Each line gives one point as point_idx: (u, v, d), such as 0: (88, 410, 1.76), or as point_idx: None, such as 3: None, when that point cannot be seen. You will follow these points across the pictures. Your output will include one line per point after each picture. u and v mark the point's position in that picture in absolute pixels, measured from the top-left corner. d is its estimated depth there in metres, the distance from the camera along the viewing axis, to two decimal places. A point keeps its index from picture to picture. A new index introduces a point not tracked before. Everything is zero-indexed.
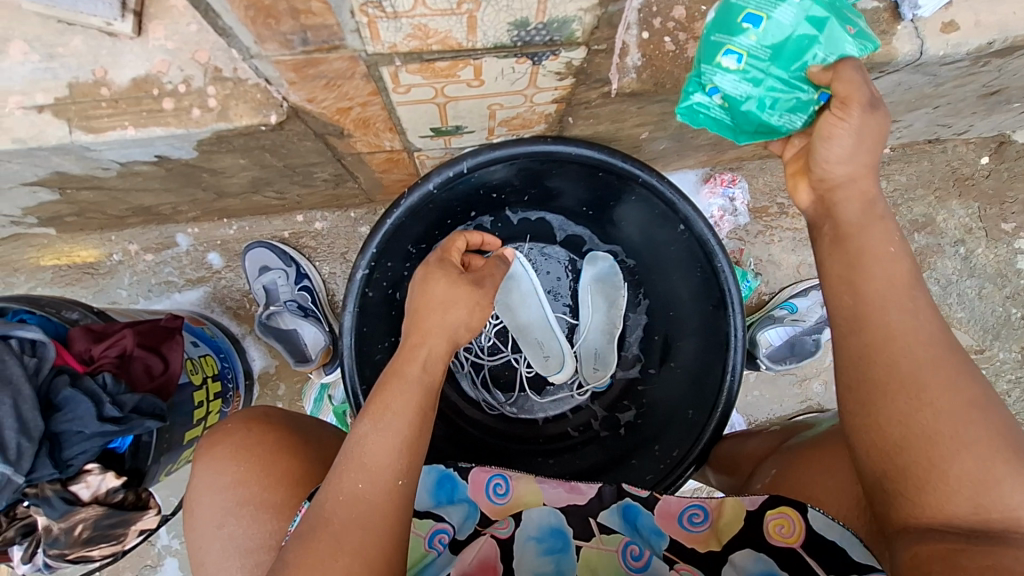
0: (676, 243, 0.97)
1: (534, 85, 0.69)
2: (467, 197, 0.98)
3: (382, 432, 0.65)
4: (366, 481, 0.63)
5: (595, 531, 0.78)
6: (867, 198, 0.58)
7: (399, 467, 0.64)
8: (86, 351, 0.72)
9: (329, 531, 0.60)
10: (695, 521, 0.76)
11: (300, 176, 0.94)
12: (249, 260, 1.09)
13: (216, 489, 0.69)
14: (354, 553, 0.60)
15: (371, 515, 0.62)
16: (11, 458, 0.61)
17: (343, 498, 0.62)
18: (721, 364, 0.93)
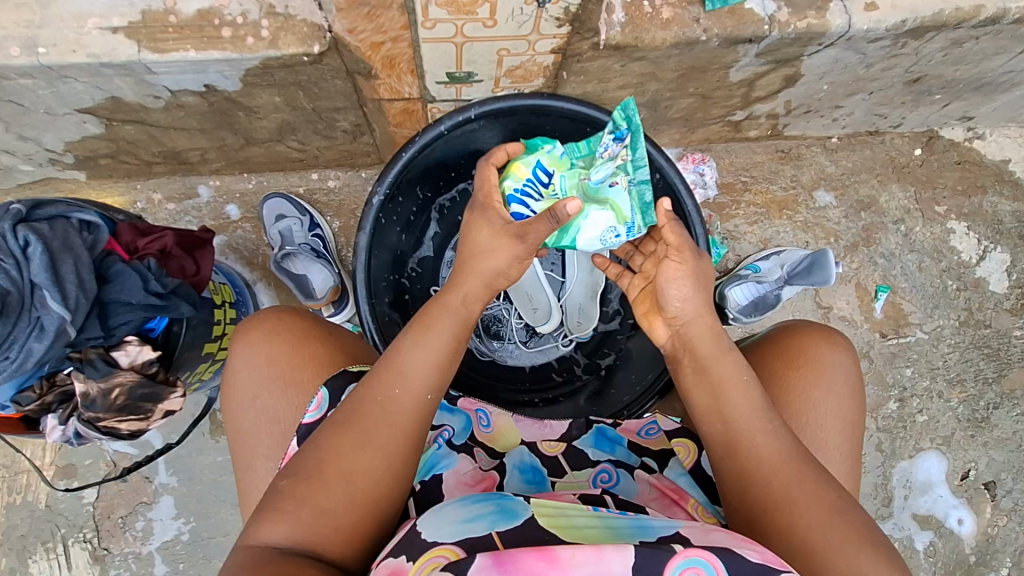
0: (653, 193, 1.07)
1: (537, 32, 0.83)
2: (470, 151, 1.11)
3: (421, 347, 0.72)
4: (400, 387, 0.69)
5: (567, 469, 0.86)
6: (709, 323, 0.74)
7: (431, 380, 0.71)
8: (132, 244, 0.81)
9: (361, 427, 0.67)
10: (649, 433, 0.91)
11: (323, 124, 1.06)
12: (266, 209, 1.19)
13: (250, 366, 0.77)
14: (378, 449, 0.67)
15: (400, 418, 0.69)
16: (70, 307, 0.69)
17: (379, 399, 0.69)
18: None
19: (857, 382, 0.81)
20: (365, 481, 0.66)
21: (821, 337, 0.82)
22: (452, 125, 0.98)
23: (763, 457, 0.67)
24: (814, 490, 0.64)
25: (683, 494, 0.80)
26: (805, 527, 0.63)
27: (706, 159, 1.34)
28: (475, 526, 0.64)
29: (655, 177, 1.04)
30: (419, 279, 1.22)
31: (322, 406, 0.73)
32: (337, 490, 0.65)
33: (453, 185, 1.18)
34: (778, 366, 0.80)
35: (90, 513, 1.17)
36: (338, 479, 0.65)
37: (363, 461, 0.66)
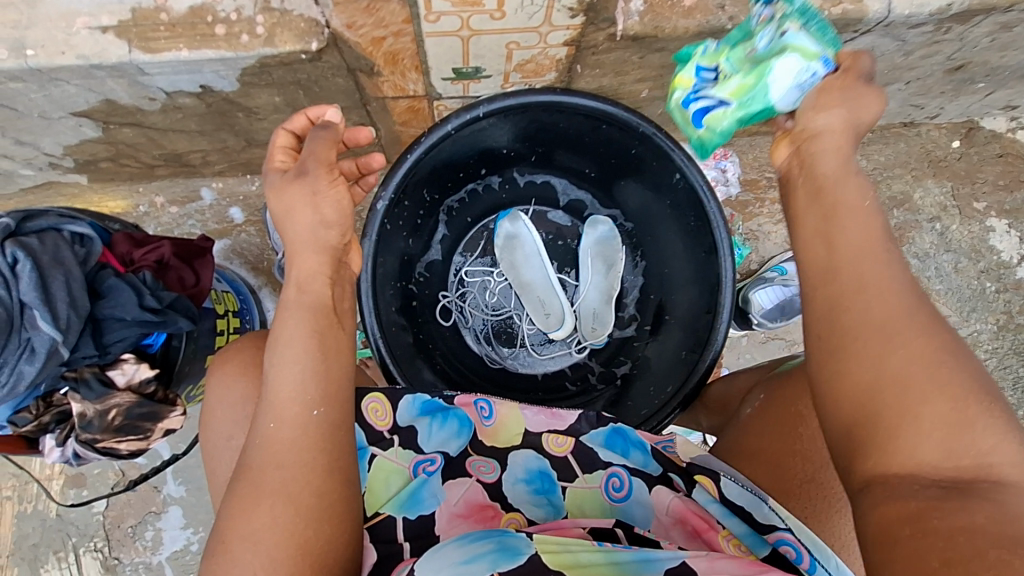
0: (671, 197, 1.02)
1: (548, 23, 0.77)
2: (479, 152, 1.06)
3: (281, 362, 0.65)
4: (273, 421, 0.63)
5: (579, 471, 0.80)
6: (843, 151, 0.59)
7: (302, 390, 0.64)
8: (127, 254, 0.77)
9: (248, 478, 0.62)
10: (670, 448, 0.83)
11: None
12: (271, 212, 1.16)
13: (225, 402, 0.72)
14: (274, 496, 0.61)
15: (284, 451, 0.63)
16: (61, 326, 0.65)
17: (258, 443, 0.63)
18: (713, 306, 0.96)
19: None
20: (280, 532, 0.61)
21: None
22: (460, 124, 0.93)
23: (874, 285, 0.54)
24: (924, 334, 0.52)
25: (714, 523, 0.72)
26: (906, 368, 0.51)
27: (728, 154, 1.27)
28: (476, 568, 0.60)
29: (676, 177, 0.98)
30: (427, 284, 1.18)
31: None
32: (245, 556, 0.60)
33: (461, 185, 1.13)
34: (820, 394, 0.79)
35: (100, 523, 1.16)
36: (271, 531, 0.61)
37: (263, 513, 0.61)
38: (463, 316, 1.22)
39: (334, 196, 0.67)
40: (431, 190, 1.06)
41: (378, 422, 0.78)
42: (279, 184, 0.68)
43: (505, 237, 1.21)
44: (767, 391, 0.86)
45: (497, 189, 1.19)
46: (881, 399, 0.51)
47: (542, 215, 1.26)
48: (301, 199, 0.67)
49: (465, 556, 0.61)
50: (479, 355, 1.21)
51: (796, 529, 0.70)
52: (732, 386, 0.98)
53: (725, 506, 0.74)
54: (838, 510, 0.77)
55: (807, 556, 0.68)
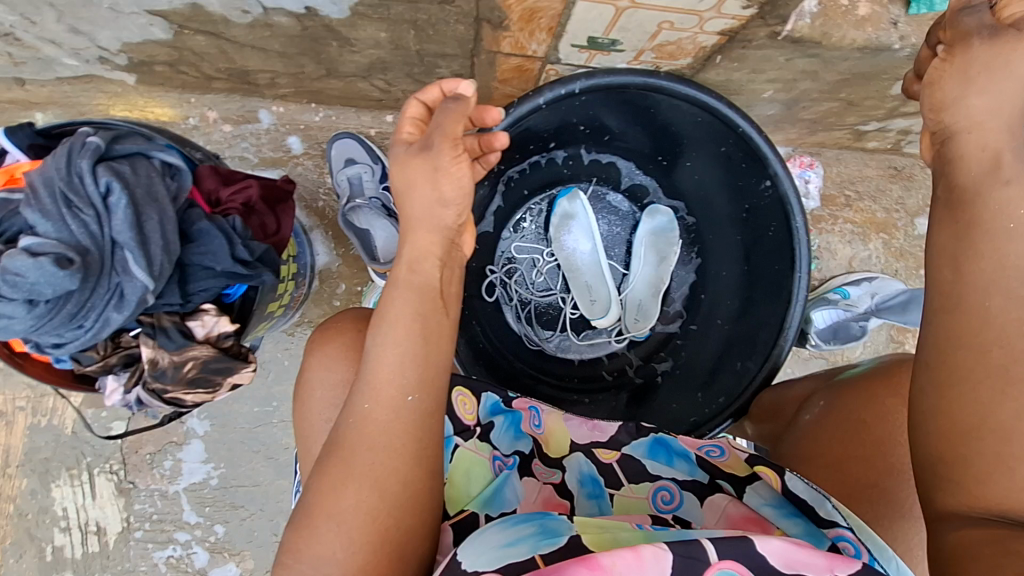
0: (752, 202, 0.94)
1: (716, 9, 0.70)
2: (558, 126, 0.97)
3: (385, 343, 0.58)
4: (370, 401, 0.55)
5: (625, 479, 0.71)
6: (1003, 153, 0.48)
7: (402, 375, 0.56)
8: (213, 192, 0.69)
9: (340, 456, 0.55)
10: (713, 454, 0.72)
11: (421, 68, 0.92)
12: (335, 150, 1.08)
13: (324, 386, 0.68)
14: (363, 478, 0.54)
15: (379, 439, 0.55)
16: (154, 273, 0.57)
17: (352, 421, 0.56)
18: (777, 319, 0.92)
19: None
20: (364, 520, 0.53)
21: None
22: (551, 97, 0.82)
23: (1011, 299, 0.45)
24: None
25: (767, 526, 0.62)
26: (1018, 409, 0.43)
27: (815, 165, 1.23)
28: (515, 550, 0.53)
29: (764, 185, 0.90)
30: (476, 255, 1.11)
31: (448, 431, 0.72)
32: (330, 538, 0.53)
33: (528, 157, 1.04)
34: (891, 403, 0.71)
35: (117, 446, 1.12)
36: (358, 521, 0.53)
37: (347, 496, 0.53)
38: (506, 293, 1.17)
39: (454, 174, 0.64)
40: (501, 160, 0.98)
41: (467, 414, 0.73)
42: (401, 156, 0.65)
43: (561, 216, 1.16)
44: (832, 395, 0.77)
45: (560, 164, 1.12)
46: (977, 432, 0.45)
47: (599, 196, 1.20)
48: (421, 178, 0.64)
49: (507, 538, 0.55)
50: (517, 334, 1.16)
51: (858, 527, 0.60)
52: (788, 393, 0.89)
53: (779, 508, 0.64)
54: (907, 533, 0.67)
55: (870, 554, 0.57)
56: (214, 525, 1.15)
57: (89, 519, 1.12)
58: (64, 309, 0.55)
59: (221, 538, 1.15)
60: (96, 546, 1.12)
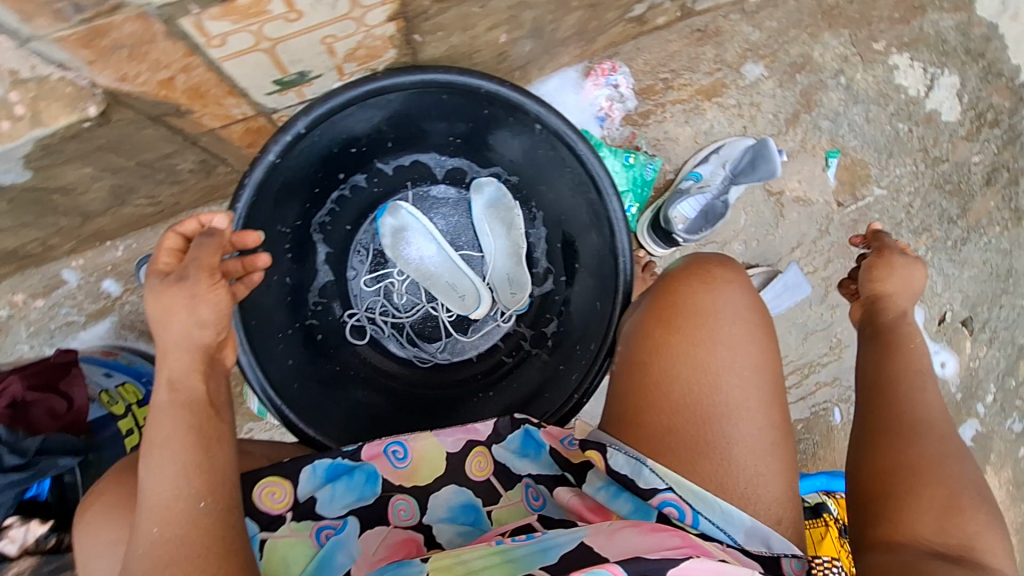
0: (542, 144, 0.95)
1: (358, 6, 0.64)
2: (323, 160, 0.93)
3: (159, 468, 0.58)
4: (155, 526, 0.56)
5: (501, 488, 0.76)
6: None
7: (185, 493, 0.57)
8: None
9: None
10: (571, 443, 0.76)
11: (162, 174, 0.88)
12: (144, 277, 1.04)
13: (96, 555, 0.61)
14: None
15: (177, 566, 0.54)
16: None
17: (139, 553, 0.55)
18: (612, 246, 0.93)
19: (753, 316, 0.72)
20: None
21: (709, 264, 0.75)
22: (281, 149, 0.80)
23: None
24: None
25: (607, 513, 0.68)
26: None
27: (617, 67, 1.17)
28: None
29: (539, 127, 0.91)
30: (327, 310, 1.11)
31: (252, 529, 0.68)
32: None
33: (323, 199, 1.02)
34: (660, 336, 0.71)
35: None
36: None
37: None
38: (376, 327, 1.16)
39: (214, 298, 0.63)
40: (284, 220, 0.94)
41: (277, 505, 0.69)
42: (157, 289, 0.62)
43: (393, 232, 1.14)
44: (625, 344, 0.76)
45: (365, 185, 1.09)
46: None
47: (423, 195, 1.16)
48: (176, 309, 0.62)
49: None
50: (405, 360, 1.16)
51: (676, 484, 0.64)
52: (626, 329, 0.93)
53: (611, 491, 0.68)
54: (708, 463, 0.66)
55: (690, 513, 0.63)
56: None
57: None
58: None
59: None
60: None
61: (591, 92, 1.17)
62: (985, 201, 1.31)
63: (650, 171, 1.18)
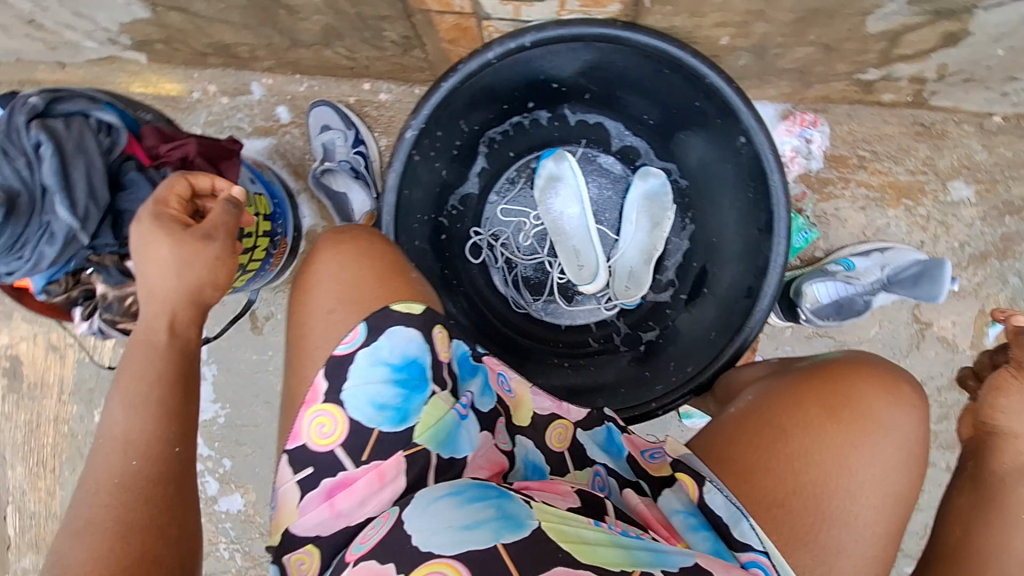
0: (733, 159, 0.94)
1: None
2: (526, 84, 0.98)
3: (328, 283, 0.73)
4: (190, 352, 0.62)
5: (571, 466, 0.71)
6: None
7: (345, 336, 0.68)
8: (154, 147, 0.78)
9: (111, 478, 0.58)
10: (653, 456, 0.71)
11: (369, 33, 0.96)
12: (313, 117, 1.15)
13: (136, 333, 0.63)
14: (119, 489, 0.57)
15: (132, 458, 0.59)
16: (79, 216, 0.68)
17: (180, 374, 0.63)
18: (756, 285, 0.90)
19: (913, 443, 0.69)
20: (107, 532, 0.55)
21: (898, 377, 0.72)
22: (501, 53, 0.84)
23: None
24: None
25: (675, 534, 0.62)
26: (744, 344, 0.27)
27: (819, 122, 1.10)
28: (478, 536, 0.54)
29: (740, 140, 0.89)
30: (460, 218, 1.14)
31: (356, 341, 0.67)
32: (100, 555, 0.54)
33: (504, 116, 1.06)
34: (818, 413, 0.68)
35: None
36: (106, 549, 0.54)
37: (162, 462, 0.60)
38: (492, 255, 1.18)
39: None
40: (469, 119, 0.99)
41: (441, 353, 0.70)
42: None
43: (547, 177, 1.14)
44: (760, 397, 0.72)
45: (545, 125, 1.12)
46: None
47: (589, 159, 1.16)
48: (162, 270, 0.64)
49: (465, 520, 0.56)
50: (504, 296, 1.17)
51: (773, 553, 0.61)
52: (742, 375, 0.86)
53: (688, 519, 0.64)
54: (808, 546, 0.64)
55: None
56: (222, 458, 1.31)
57: None
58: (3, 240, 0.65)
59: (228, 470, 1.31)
60: None
61: (781, 137, 1.10)
62: None
63: (801, 238, 1.10)
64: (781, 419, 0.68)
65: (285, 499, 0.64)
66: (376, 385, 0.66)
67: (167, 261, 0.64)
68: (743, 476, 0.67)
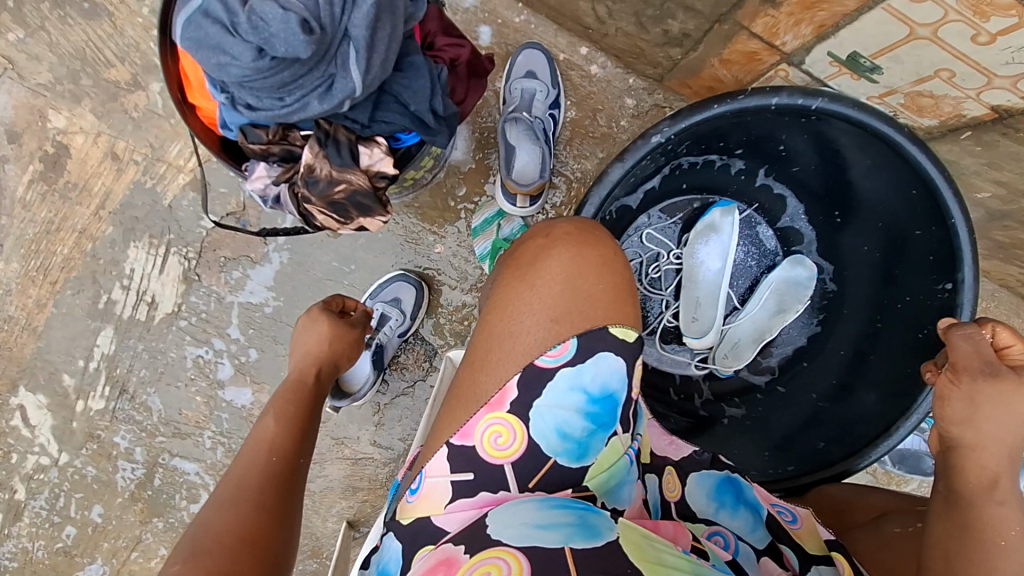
0: (917, 296, 0.90)
1: (1015, 80, 0.63)
2: (759, 137, 0.92)
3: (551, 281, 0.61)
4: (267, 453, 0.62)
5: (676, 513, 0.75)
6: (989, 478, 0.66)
7: (551, 346, 0.58)
8: (432, 35, 0.68)
9: (248, 463, 0.61)
10: (787, 519, 0.75)
11: (652, 12, 0.87)
12: (521, 57, 1.05)
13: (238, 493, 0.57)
14: (255, 476, 0.59)
15: (263, 452, 0.63)
16: (365, 81, 0.56)
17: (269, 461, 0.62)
18: (889, 422, 0.88)
19: None
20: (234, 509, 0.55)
21: None
22: (786, 103, 0.80)
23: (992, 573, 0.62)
24: None
25: None
26: None
27: None
28: (550, 536, 0.53)
29: (940, 286, 0.86)
30: (611, 225, 1.01)
31: (563, 356, 0.58)
32: (222, 515, 0.55)
33: (709, 153, 0.98)
34: None
35: (201, 237, 1.14)
36: (225, 511, 0.55)
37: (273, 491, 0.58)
38: None
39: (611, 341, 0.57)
40: (692, 146, 0.91)
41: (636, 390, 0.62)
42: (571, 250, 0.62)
43: (706, 224, 1.10)
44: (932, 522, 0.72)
45: (732, 173, 1.06)
46: None
47: (750, 224, 1.13)
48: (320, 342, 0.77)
49: (546, 519, 0.55)
50: None
51: None
52: (864, 497, 0.83)
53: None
54: None
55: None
56: (249, 347, 1.17)
57: (147, 288, 1.15)
58: (279, 74, 0.53)
59: (250, 362, 1.18)
60: (143, 316, 1.16)
61: None
62: None
63: None
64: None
65: (432, 492, 0.59)
66: (568, 414, 0.59)
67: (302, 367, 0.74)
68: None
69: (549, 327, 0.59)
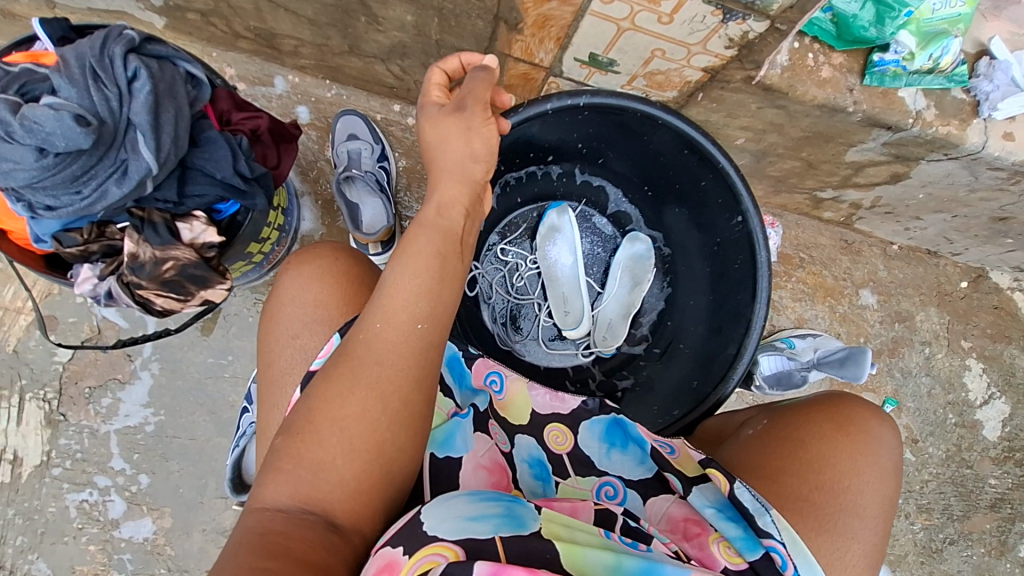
0: (726, 236, 1.05)
1: (703, 45, 0.81)
2: (558, 142, 1.07)
3: (296, 290, 0.69)
4: (346, 392, 0.55)
5: (572, 470, 0.77)
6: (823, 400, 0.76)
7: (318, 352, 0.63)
8: (226, 113, 0.74)
9: (347, 365, 0.56)
10: (667, 451, 0.77)
11: (435, 60, 1.01)
12: (340, 124, 1.14)
13: (323, 433, 0.55)
14: (366, 394, 0.55)
15: (432, 373, 0.59)
16: (161, 158, 0.62)
17: (328, 399, 0.55)
18: (737, 345, 1.01)
19: (888, 465, 0.72)
20: (321, 460, 0.54)
21: (864, 415, 0.75)
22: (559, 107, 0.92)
23: (795, 456, 0.72)
24: None
25: (705, 526, 0.69)
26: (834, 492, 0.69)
27: (775, 224, 1.34)
28: (480, 527, 0.58)
29: (735, 221, 1.01)
30: None
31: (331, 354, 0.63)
32: (332, 444, 0.54)
33: (526, 165, 1.11)
34: (827, 427, 0.73)
35: (58, 373, 1.09)
36: (329, 430, 0.55)
37: (354, 404, 0.55)
38: (483, 293, 1.22)
39: (485, 133, 0.64)
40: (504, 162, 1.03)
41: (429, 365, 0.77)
42: (434, 116, 0.65)
43: (548, 227, 1.22)
44: (773, 416, 0.79)
45: (554, 178, 1.20)
46: None
47: (586, 217, 1.27)
48: (454, 134, 0.64)
49: (472, 512, 0.60)
50: (491, 333, 1.20)
51: (790, 541, 0.65)
52: (731, 419, 0.94)
53: (720, 511, 0.69)
54: (823, 532, 0.67)
55: (793, 565, 0.65)
56: (138, 475, 1.10)
57: (7, 445, 1.07)
58: (68, 168, 0.59)
59: (142, 490, 1.10)
60: (8, 477, 1.07)
61: None
62: (984, 518, 1.38)
63: None
64: (796, 445, 0.73)
65: None
66: None
67: (454, 133, 0.64)
68: (770, 477, 0.72)
69: (295, 342, 0.68)
